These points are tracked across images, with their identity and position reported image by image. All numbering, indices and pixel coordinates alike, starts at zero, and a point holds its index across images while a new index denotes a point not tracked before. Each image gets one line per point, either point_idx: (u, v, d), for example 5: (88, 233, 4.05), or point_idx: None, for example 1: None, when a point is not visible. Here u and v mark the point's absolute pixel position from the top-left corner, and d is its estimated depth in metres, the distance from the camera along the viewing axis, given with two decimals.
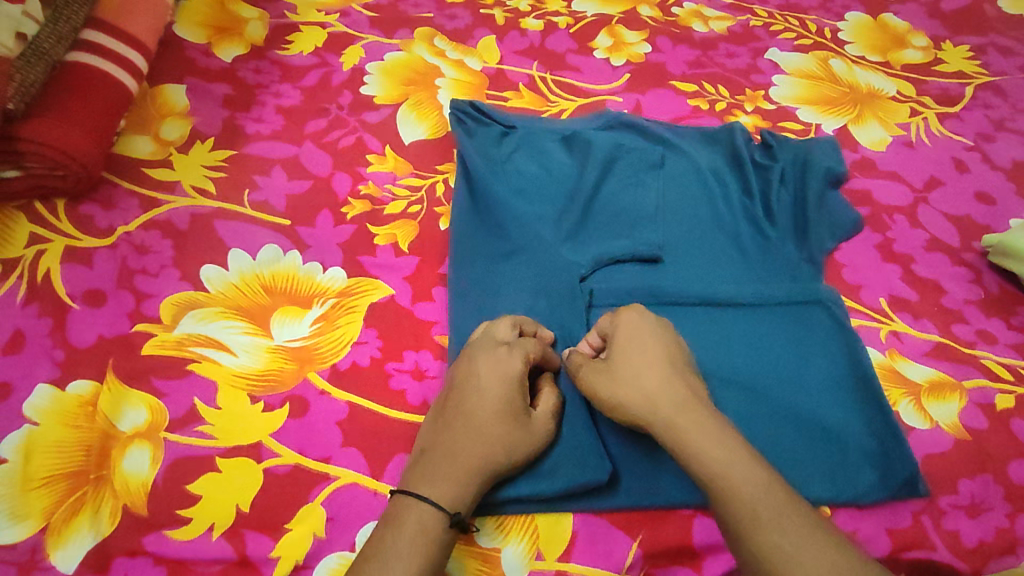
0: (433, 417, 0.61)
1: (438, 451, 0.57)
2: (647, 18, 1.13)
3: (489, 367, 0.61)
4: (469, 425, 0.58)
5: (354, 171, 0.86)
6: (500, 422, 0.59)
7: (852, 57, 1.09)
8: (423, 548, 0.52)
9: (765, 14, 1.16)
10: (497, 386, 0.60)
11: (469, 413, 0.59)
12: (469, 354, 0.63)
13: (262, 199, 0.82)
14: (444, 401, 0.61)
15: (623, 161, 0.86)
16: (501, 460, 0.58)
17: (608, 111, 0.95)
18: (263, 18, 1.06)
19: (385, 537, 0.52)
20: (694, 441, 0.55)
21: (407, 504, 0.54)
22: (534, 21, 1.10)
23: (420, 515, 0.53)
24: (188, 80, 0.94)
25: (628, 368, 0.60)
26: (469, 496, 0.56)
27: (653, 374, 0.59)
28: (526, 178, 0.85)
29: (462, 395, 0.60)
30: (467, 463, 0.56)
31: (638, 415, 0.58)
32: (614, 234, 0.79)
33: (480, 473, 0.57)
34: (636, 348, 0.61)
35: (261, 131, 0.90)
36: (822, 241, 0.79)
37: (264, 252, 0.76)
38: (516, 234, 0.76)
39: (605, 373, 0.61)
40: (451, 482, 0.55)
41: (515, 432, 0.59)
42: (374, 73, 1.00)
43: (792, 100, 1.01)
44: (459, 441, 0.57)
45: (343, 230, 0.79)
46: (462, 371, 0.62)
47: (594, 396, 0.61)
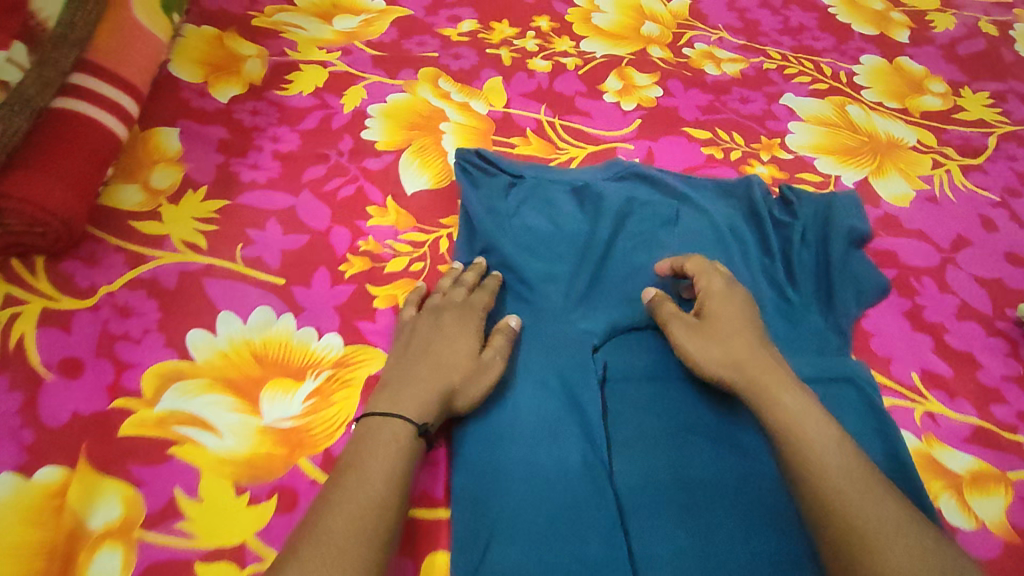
0: (397, 357, 0.66)
1: (403, 379, 0.63)
2: (657, 59, 1.10)
3: (450, 317, 0.69)
4: (431, 357, 0.65)
5: (353, 225, 0.81)
6: (458, 355, 0.65)
7: (869, 103, 1.06)
8: (392, 452, 0.57)
9: (778, 56, 1.13)
10: (455, 331, 0.67)
11: (431, 350, 0.65)
12: (431, 309, 0.70)
13: (255, 254, 0.77)
14: (406, 345, 0.67)
15: (636, 216, 0.83)
16: (459, 385, 0.63)
17: (618, 159, 0.91)
18: (262, 56, 1.03)
19: (361, 448, 0.57)
20: (774, 396, 0.60)
21: (378, 420, 0.59)
22: (542, 62, 1.07)
23: (390, 429, 0.58)
24: (182, 122, 0.90)
25: (718, 326, 0.66)
26: (432, 411, 0.61)
27: (737, 332, 0.65)
28: (535, 234, 0.81)
29: (425, 339, 0.67)
30: (427, 386, 0.62)
31: (722, 370, 0.64)
32: (627, 298, 0.76)
33: (440, 395, 0.62)
34: (727, 312, 0.67)
35: (257, 179, 0.86)
36: (848, 308, 0.75)
37: (256, 316, 0.72)
38: (525, 303, 0.75)
39: (695, 330, 0.66)
40: (417, 400, 0.60)
41: (472, 364, 0.65)
42: (376, 116, 0.96)
43: (809, 149, 0.97)
44: (420, 371, 0.63)
45: (341, 291, 0.75)
46: (425, 322, 0.69)
47: (682, 350, 0.66)
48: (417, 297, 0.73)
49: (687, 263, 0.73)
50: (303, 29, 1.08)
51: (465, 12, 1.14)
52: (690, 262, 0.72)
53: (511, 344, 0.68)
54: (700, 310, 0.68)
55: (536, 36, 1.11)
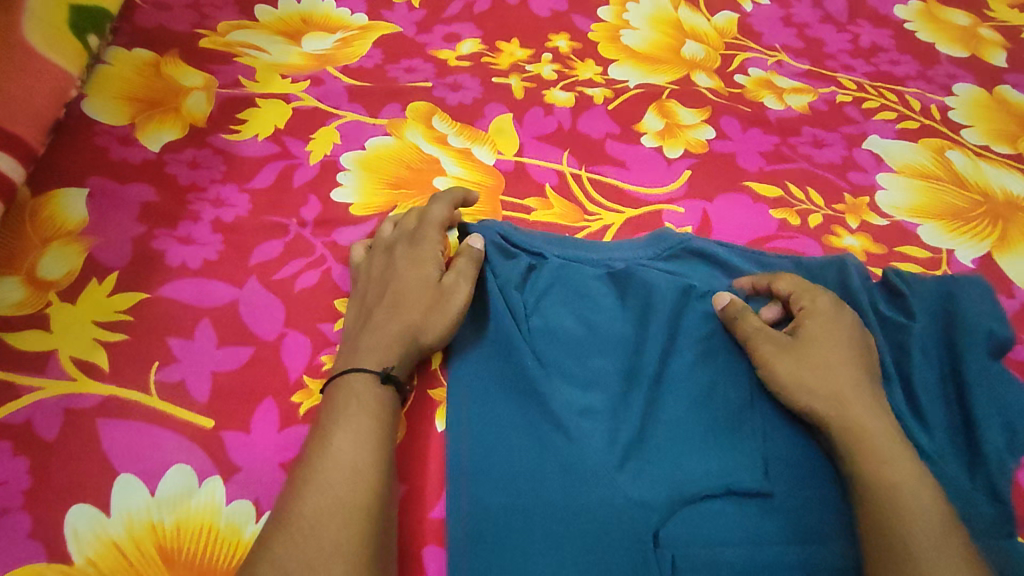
0: (355, 305, 0.61)
1: (363, 326, 0.57)
2: (704, 90, 0.87)
3: (404, 253, 0.62)
4: (390, 294, 0.59)
5: (315, 331, 0.60)
6: (415, 292, 0.59)
7: (972, 148, 0.84)
8: (356, 409, 0.51)
9: (853, 84, 0.91)
10: (412, 264, 0.60)
11: (387, 293, 0.59)
12: (383, 245, 0.63)
13: (174, 378, 0.56)
14: (363, 289, 0.61)
15: (693, 316, 0.62)
16: (422, 321, 0.57)
17: (666, 229, 0.69)
18: (209, 86, 0.80)
19: (326, 416, 0.51)
20: (878, 454, 0.50)
21: (338, 380, 0.53)
22: (562, 94, 0.85)
23: (348, 384, 0.52)
24: (93, 181, 0.68)
25: (819, 352, 0.56)
26: (397, 356, 0.55)
27: (842, 358, 0.56)
28: (562, 342, 0.60)
29: (381, 276, 0.61)
30: (386, 334, 0.56)
31: (818, 404, 0.54)
32: (697, 442, 0.55)
33: (405, 336, 0.56)
34: (833, 337, 0.57)
35: (188, 261, 0.63)
36: (999, 453, 0.56)
37: (167, 482, 0.51)
38: (557, 457, 0.54)
39: (789, 351, 0.57)
40: (376, 349, 0.55)
41: (432, 299, 0.58)
42: (352, 169, 0.74)
43: (907, 212, 0.77)
44: (378, 318, 0.57)
45: (293, 438, 0.54)
46: (378, 260, 0.62)
47: (766, 368, 0.57)
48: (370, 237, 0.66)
49: (779, 283, 0.62)
50: (263, 52, 0.85)
51: (465, 29, 0.92)
52: (781, 283, 0.62)
53: (477, 266, 0.61)
54: (796, 330, 0.59)
55: (552, 59, 0.89)
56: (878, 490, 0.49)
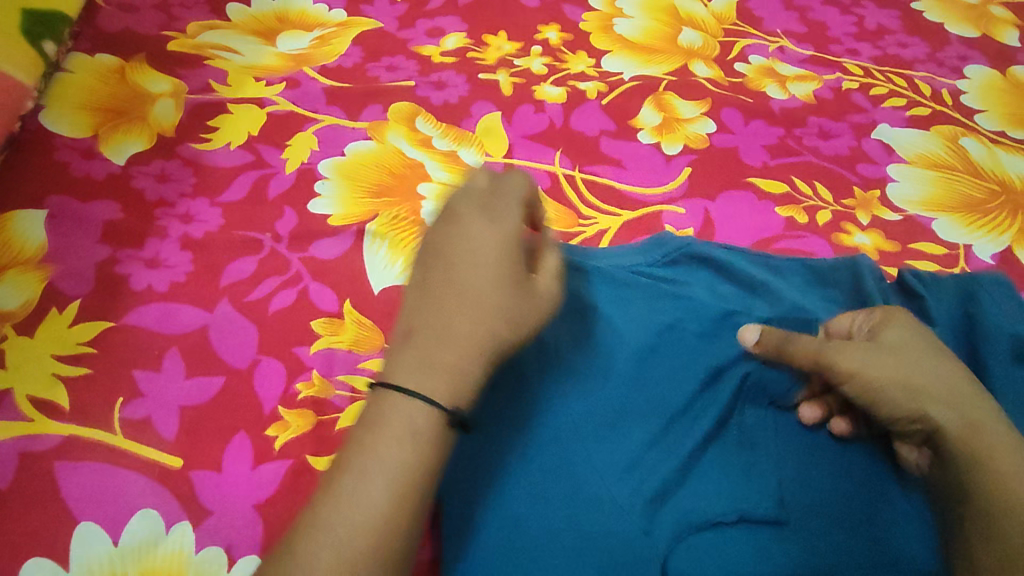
0: (412, 288, 0.47)
1: (427, 324, 0.44)
2: (703, 80, 0.83)
3: (475, 224, 0.48)
4: (465, 287, 0.45)
5: (291, 355, 0.56)
6: (499, 286, 0.45)
7: (987, 134, 0.80)
8: (399, 449, 0.40)
9: (859, 70, 0.86)
10: (495, 253, 0.47)
11: (458, 280, 0.45)
12: (451, 211, 0.49)
13: (140, 415, 0.52)
14: (423, 267, 0.47)
15: (698, 321, 0.59)
16: (509, 336, 0.45)
17: (665, 234, 0.65)
18: (177, 93, 0.75)
19: (363, 437, 0.40)
20: (998, 464, 0.45)
21: (385, 397, 0.41)
22: (553, 88, 0.80)
23: (406, 415, 0.40)
24: (53, 201, 0.64)
25: (912, 355, 0.50)
26: (473, 388, 0.43)
27: (929, 364, 0.50)
28: (580, 351, 0.56)
29: (448, 257, 0.47)
30: (465, 339, 0.43)
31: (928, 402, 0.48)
32: (716, 478, 0.52)
33: (485, 358, 0.43)
34: (914, 343, 0.51)
35: (155, 284, 0.59)
36: None
37: (132, 529, 0.47)
38: (561, 479, 0.50)
39: (885, 356, 0.50)
40: (450, 371, 0.42)
41: (517, 299, 0.46)
42: (330, 177, 0.69)
43: (921, 206, 0.73)
44: (451, 315, 0.44)
45: (268, 475, 0.50)
46: (444, 232, 0.48)
47: (861, 375, 0.49)
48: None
49: (835, 322, 0.55)
50: (235, 54, 0.80)
51: (450, 22, 0.87)
52: (837, 320, 0.55)
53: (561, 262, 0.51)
54: (877, 333, 0.52)
55: (542, 52, 0.84)
56: (1000, 506, 0.44)
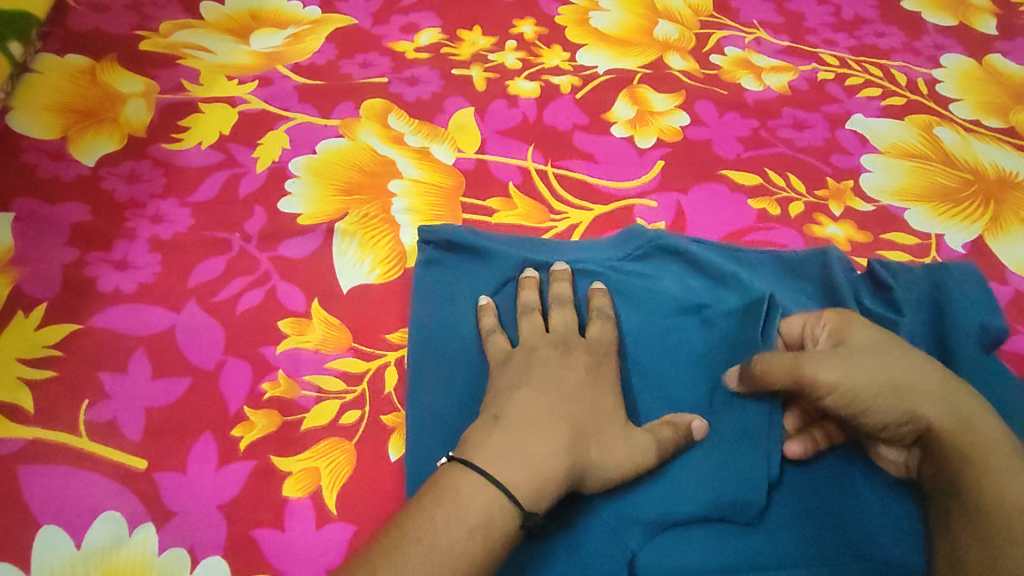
0: (505, 393, 0.49)
1: (521, 422, 0.46)
2: (678, 73, 0.82)
3: (586, 364, 0.52)
4: (565, 407, 0.48)
5: (257, 356, 0.56)
6: (597, 420, 0.49)
7: (962, 123, 0.80)
8: (480, 543, 0.41)
9: (835, 60, 0.86)
10: (595, 390, 0.51)
11: (555, 397, 0.49)
12: (561, 341, 0.53)
13: (106, 417, 0.52)
14: (522, 377, 0.50)
15: (665, 318, 0.59)
16: (594, 463, 0.47)
17: (637, 226, 0.65)
18: (148, 93, 0.75)
19: (438, 516, 0.41)
20: (986, 454, 0.44)
21: (464, 472, 0.44)
22: (527, 83, 0.80)
23: (486, 507, 0.42)
24: (20, 204, 0.64)
25: (884, 354, 0.48)
26: (553, 496, 0.44)
27: (901, 362, 0.48)
28: None
29: (550, 377, 0.50)
30: (555, 454, 0.45)
31: (912, 399, 0.46)
32: (702, 472, 0.51)
33: (570, 474, 0.45)
34: (880, 345, 0.49)
35: (122, 286, 0.59)
36: None
37: (95, 532, 0.48)
38: None
39: (860, 358, 0.48)
40: (533, 475, 0.44)
41: (611, 436, 0.49)
42: (300, 176, 0.69)
43: (894, 196, 0.73)
44: (547, 428, 0.46)
45: (233, 476, 0.50)
46: (549, 358, 0.52)
47: (846, 383, 0.47)
48: (523, 304, 0.57)
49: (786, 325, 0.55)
50: (207, 52, 0.80)
51: (424, 18, 0.86)
52: (791, 329, 0.54)
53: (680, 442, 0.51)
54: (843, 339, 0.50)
55: (517, 47, 0.84)
56: (992, 494, 0.43)
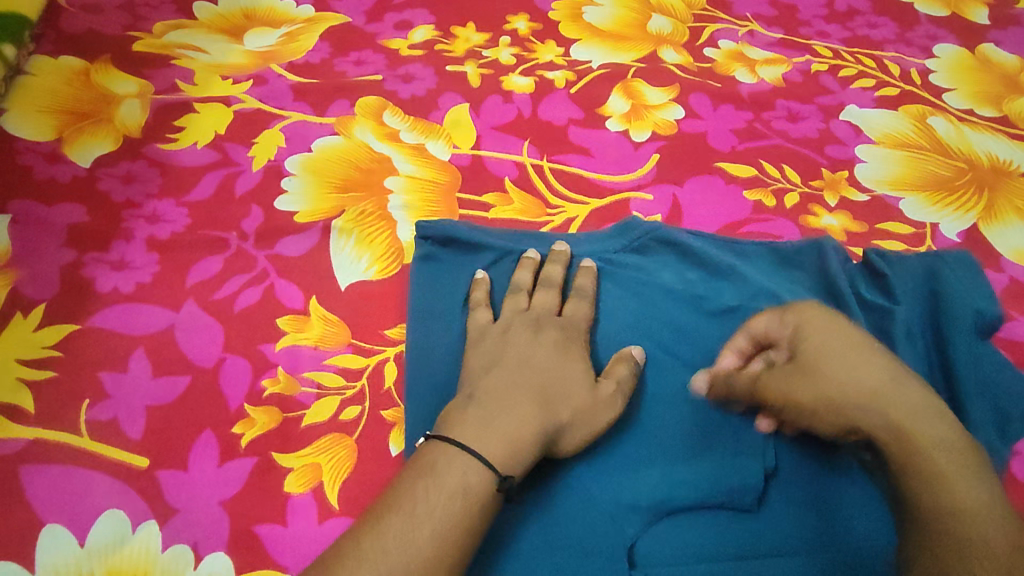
0: (481, 370, 0.50)
1: (493, 394, 0.47)
2: (672, 66, 0.83)
3: (555, 334, 0.53)
4: (536, 376, 0.49)
5: (256, 353, 0.56)
6: (568, 380, 0.50)
7: (955, 112, 0.80)
8: (462, 509, 0.42)
9: (828, 52, 0.86)
10: (567, 360, 0.51)
11: (522, 366, 0.50)
12: (535, 320, 0.54)
13: (106, 416, 0.52)
14: (497, 354, 0.51)
15: (662, 308, 0.59)
16: (567, 422, 0.48)
17: (633, 218, 0.65)
18: (143, 93, 0.75)
19: (419, 486, 0.42)
20: (944, 474, 0.41)
21: (442, 446, 0.44)
22: (521, 79, 0.80)
23: (462, 469, 0.43)
24: (16, 206, 0.64)
25: (830, 367, 0.46)
26: (526, 458, 0.45)
27: (852, 360, 0.45)
28: None
29: (522, 351, 0.51)
30: (525, 418, 0.46)
31: (857, 419, 0.44)
32: (701, 463, 0.52)
33: (543, 438, 0.46)
34: (834, 342, 0.46)
35: (120, 286, 0.59)
36: (990, 443, 0.53)
37: (98, 530, 0.48)
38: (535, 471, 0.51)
39: (801, 377, 0.46)
40: (503, 438, 0.44)
41: (581, 395, 0.49)
42: (296, 173, 0.69)
43: (888, 186, 0.73)
44: (512, 399, 0.47)
45: (234, 473, 0.50)
46: (523, 333, 0.53)
47: (787, 402, 0.47)
48: (513, 285, 0.58)
49: (752, 325, 0.51)
50: (202, 52, 0.80)
51: (418, 15, 0.86)
52: (757, 322, 0.50)
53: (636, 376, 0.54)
54: (791, 351, 0.48)
55: (511, 42, 0.84)
56: (943, 507, 0.41)
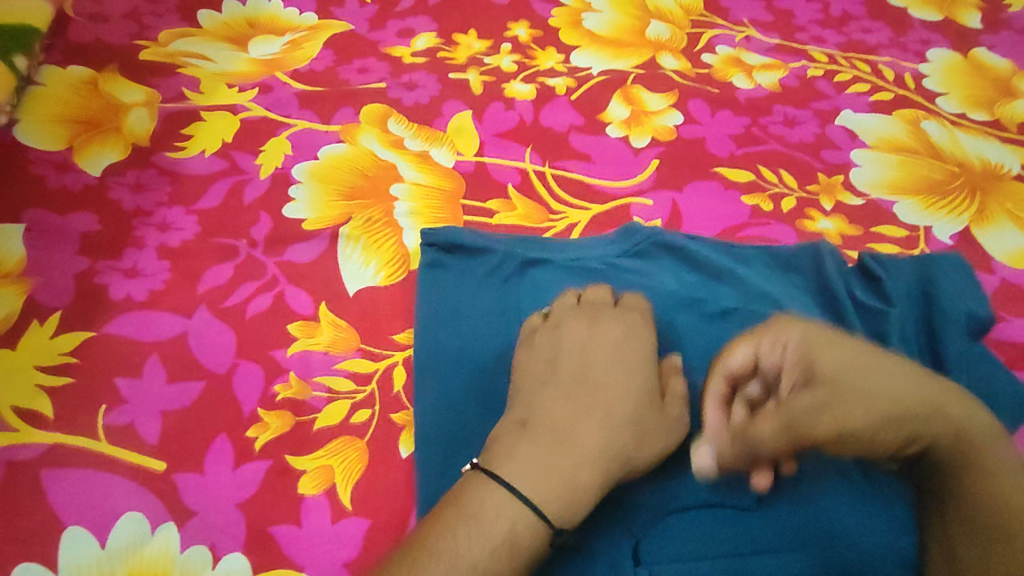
0: (539, 384, 0.51)
1: (547, 426, 0.47)
2: (671, 72, 0.84)
3: (614, 347, 0.53)
4: (600, 399, 0.49)
5: (268, 359, 0.58)
6: (633, 402, 0.49)
7: (948, 116, 0.82)
8: (506, 563, 0.41)
9: (823, 57, 0.88)
10: (626, 366, 0.51)
11: (589, 388, 0.50)
12: (590, 316, 0.55)
13: (123, 421, 0.54)
14: (553, 359, 0.52)
15: (662, 311, 0.61)
16: (634, 451, 0.48)
17: (634, 223, 0.67)
18: (151, 102, 0.76)
19: (461, 532, 0.42)
20: (983, 460, 0.46)
21: (490, 486, 0.44)
22: (523, 86, 0.81)
23: (511, 520, 0.42)
24: (29, 215, 0.65)
25: (857, 385, 0.47)
26: (583, 506, 0.45)
27: (875, 379, 0.47)
28: None
29: (580, 359, 0.52)
30: (589, 452, 0.46)
31: (912, 431, 0.46)
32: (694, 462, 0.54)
33: (602, 483, 0.46)
34: (848, 366, 0.47)
35: (134, 293, 0.61)
36: None
37: (118, 532, 0.49)
38: None
39: (839, 403, 0.46)
40: (558, 479, 0.44)
41: (649, 417, 0.49)
42: (304, 181, 0.70)
43: (883, 189, 0.75)
44: (577, 429, 0.47)
45: (249, 475, 0.52)
46: (578, 336, 0.54)
47: (840, 431, 0.46)
48: (561, 290, 0.59)
49: (729, 362, 0.50)
50: (208, 61, 0.81)
51: (420, 23, 0.88)
52: (734, 358, 0.50)
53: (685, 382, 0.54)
54: (813, 372, 0.47)
55: (512, 49, 0.85)
56: (997, 510, 0.44)
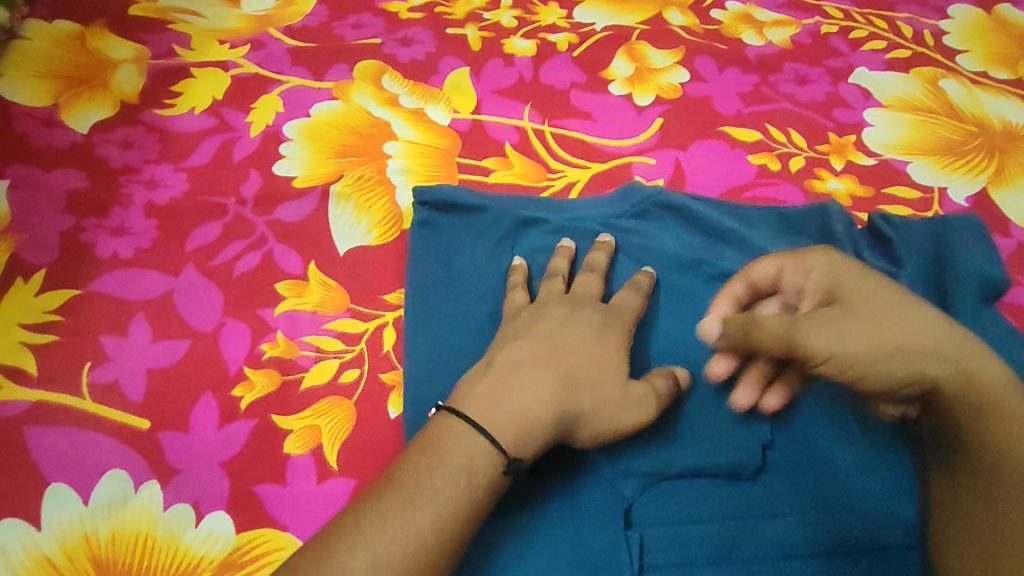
0: (506, 340, 0.49)
1: (511, 365, 0.46)
2: (678, 28, 0.80)
3: (591, 321, 0.50)
4: (562, 359, 0.46)
5: (256, 317, 0.56)
6: (596, 372, 0.47)
7: (968, 75, 0.78)
8: (466, 491, 0.40)
9: (839, 13, 0.84)
10: (600, 344, 0.49)
11: (554, 353, 0.47)
12: (574, 301, 0.52)
13: (109, 378, 0.53)
14: (525, 328, 0.50)
15: (662, 272, 0.59)
16: (586, 413, 0.45)
17: (635, 182, 0.64)
18: (139, 58, 0.74)
19: (423, 465, 0.40)
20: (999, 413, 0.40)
21: (451, 421, 0.42)
22: (523, 42, 0.78)
23: (469, 449, 0.41)
24: (15, 171, 0.64)
25: (877, 310, 0.42)
26: (537, 443, 0.43)
27: (897, 308, 0.42)
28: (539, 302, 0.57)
29: (552, 328, 0.49)
30: (547, 399, 0.44)
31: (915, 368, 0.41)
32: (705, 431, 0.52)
33: (557, 421, 0.44)
34: (872, 289, 0.43)
35: (120, 250, 0.59)
36: None
37: (103, 489, 0.49)
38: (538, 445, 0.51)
39: (850, 322, 0.41)
40: (516, 420, 0.42)
41: (612, 391, 0.46)
42: (295, 138, 0.68)
43: (897, 150, 0.71)
44: (537, 382, 0.44)
45: (235, 433, 0.51)
46: (556, 314, 0.51)
47: (838, 353, 0.41)
48: (550, 270, 0.56)
49: (753, 271, 0.48)
50: (198, 16, 0.78)
51: None
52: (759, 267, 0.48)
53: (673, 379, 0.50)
54: (833, 297, 0.44)
55: (513, 4, 0.82)
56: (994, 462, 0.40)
